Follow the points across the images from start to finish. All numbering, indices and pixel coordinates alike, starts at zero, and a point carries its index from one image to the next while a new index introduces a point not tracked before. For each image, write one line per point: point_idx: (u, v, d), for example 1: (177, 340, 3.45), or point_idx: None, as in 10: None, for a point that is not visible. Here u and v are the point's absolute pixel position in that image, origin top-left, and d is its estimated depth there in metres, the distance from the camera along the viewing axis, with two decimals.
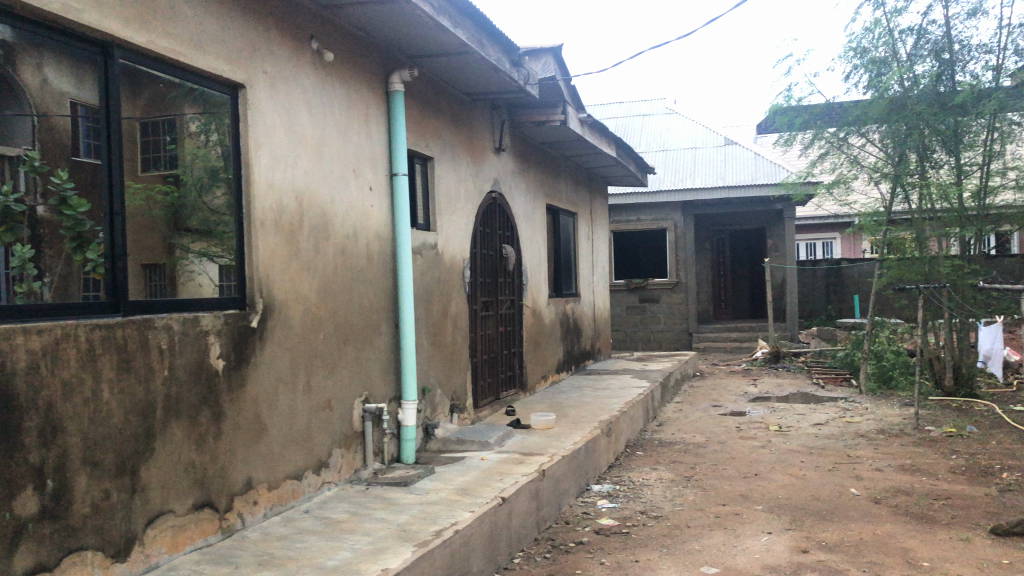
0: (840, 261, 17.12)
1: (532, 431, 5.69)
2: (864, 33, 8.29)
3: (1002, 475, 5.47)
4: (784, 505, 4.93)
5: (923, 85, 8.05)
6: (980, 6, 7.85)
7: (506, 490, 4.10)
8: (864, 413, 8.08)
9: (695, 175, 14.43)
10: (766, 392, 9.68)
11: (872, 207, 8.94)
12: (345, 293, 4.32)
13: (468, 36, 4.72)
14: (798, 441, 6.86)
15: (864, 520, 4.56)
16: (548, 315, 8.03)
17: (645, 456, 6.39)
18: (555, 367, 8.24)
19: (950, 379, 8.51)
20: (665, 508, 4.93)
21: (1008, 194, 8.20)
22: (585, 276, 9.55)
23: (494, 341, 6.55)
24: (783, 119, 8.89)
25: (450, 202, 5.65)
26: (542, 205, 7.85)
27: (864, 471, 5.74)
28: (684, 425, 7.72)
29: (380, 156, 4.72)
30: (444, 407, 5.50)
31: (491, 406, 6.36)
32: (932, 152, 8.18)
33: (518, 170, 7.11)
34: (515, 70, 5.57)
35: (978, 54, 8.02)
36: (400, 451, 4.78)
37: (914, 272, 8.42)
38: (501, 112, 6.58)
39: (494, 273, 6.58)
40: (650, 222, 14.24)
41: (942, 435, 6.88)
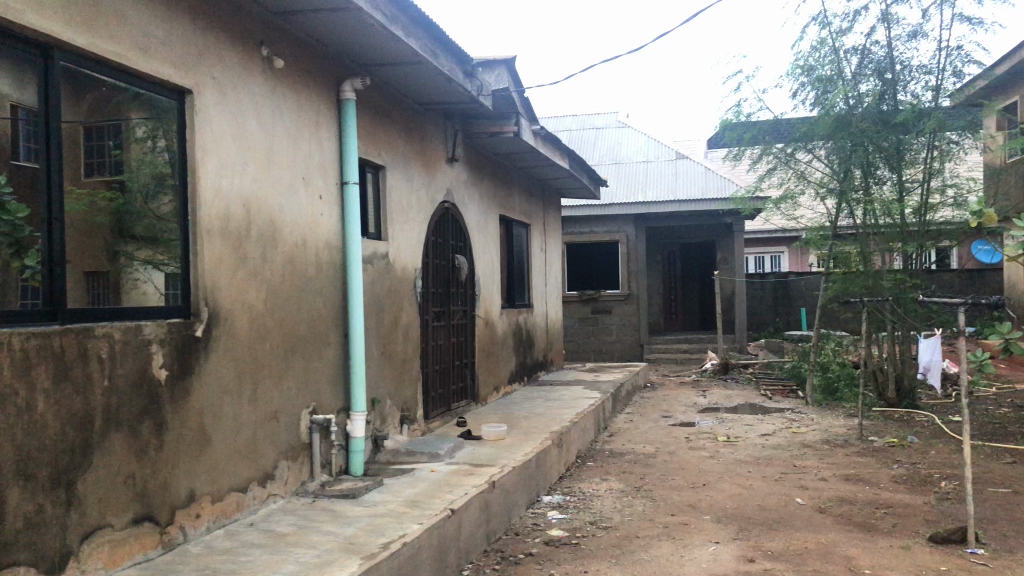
0: (787, 274, 17.45)
1: (483, 442, 5.67)
2: (810, 51, 8.47)
3: (941, 484, 5.61)
4: (731, 514, 4.99)
5: (867, 103, 8.25)
6: (920, 28, 8.11)
7: (455, 501, 4.07)
8: (809, 423, 8.23)
9: (647, 188, 14.60)
10: (715, 402, 9.81)
11: (819, 222, 9.14)
12: (294, 302, 4.27)
13: (422, 46, 4.71)
14: (746, 452, 6.95)
15: (808, 529, 4.64)
16: (501, 326, 8.04)
17: (596, 466, 6.41)
18: (508, 377, 8.23)
19: (893, 390, 8.75)
20: (615, 518, 4.95)
21: (947, 211, 8.45)
22: (538, 286, 9.58)
23: (446, 352, 6.53)
24: (733, 135, 9.04)
25: (402, 212, 5.62)
26: (495, 215, 7.86)
27: (809, 481, 5.84)
28: (635, 435, 7.77)
29: (330, 164, 4.68)
30: (394, 419, 5.46)
31: (442, 417, 6.33)
32: (876, 169, 8.40)
33: (471, 181, 7.11)
34: (468, 81, 5.56)
35: (919, 75, 8.25)
36: (349, 463, 4.73)
37: (858, 285, 8.62)
38: (454, 122, 6.58)
39: (447, 283, 6.57)
40: (603, 234, 14.35)
41: (884, 445, 7.04)
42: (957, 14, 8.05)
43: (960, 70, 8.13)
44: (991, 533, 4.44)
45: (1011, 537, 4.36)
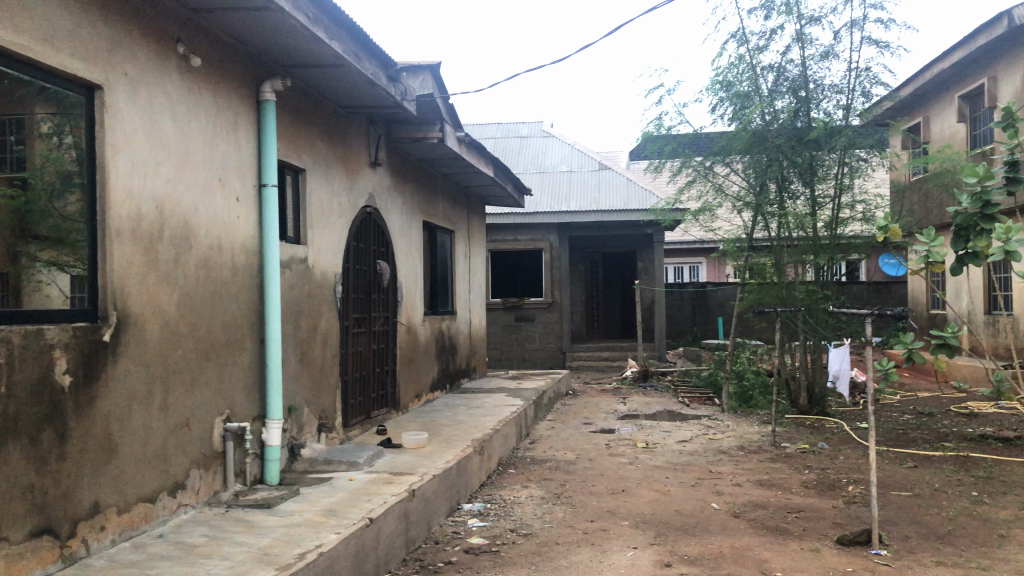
0: (705, 284, 17.88)
1: (404, 450, 5.62)
2: (729, 68, 8.70)
3: (849, 489, 5.81)
4: (648, 520, 5.07)
5: (782, 120, 8.52)
6: (832, 49, 8.44)
7: (374, 510, 4.01)
8: (725, 430, 8.43)
9: (571, 197, 14.76)
10: (635, 410, 9.94)
11: (735, 234, 9.43)
12: (208, 307, 4.15)
13: (344, 48, 4.65)
14: (664, 458, 7.08)
15: (723, 533, 4.73)
16: (423, 333, 7.97)
17: (517, 474, 6.41)
18: (429, 385, 8.17)
19: (805, 398, 9.05)
20: (535, 525, 4.96)
21: (856, 225, 8.81)
22: (462, 293, 9.55)
23: (366, 359, 6.44)
24: (653, 147, 9.20)
25: (322, 216, 5.53)
26: (418, 221, 7.81)
27: (724, 486, 5.97)
28: (556, 443, 7.81)
29: (248, 166, 4.57)
30: (311, 427, 5.36)
31: (361, 425, 6.24)
32: (790, 183, 8.68)
33: (394, 186, 7.05)
34: (392, 86, 5.52)
35: (831, 94, 8.58)
36: (263, 472, 4.62)
37: (772, 296, 8.77)
38: (377, 126, 6.53)
39: (367, 289, 6.49)
40: (527, 242, 14.44)
41: (795, 451, 7.26)
42: (866, 37, 8.41)
43: (869, 90, 8.50)
44: (894, 535, 4.62)
45: (913, 539, 4.54)
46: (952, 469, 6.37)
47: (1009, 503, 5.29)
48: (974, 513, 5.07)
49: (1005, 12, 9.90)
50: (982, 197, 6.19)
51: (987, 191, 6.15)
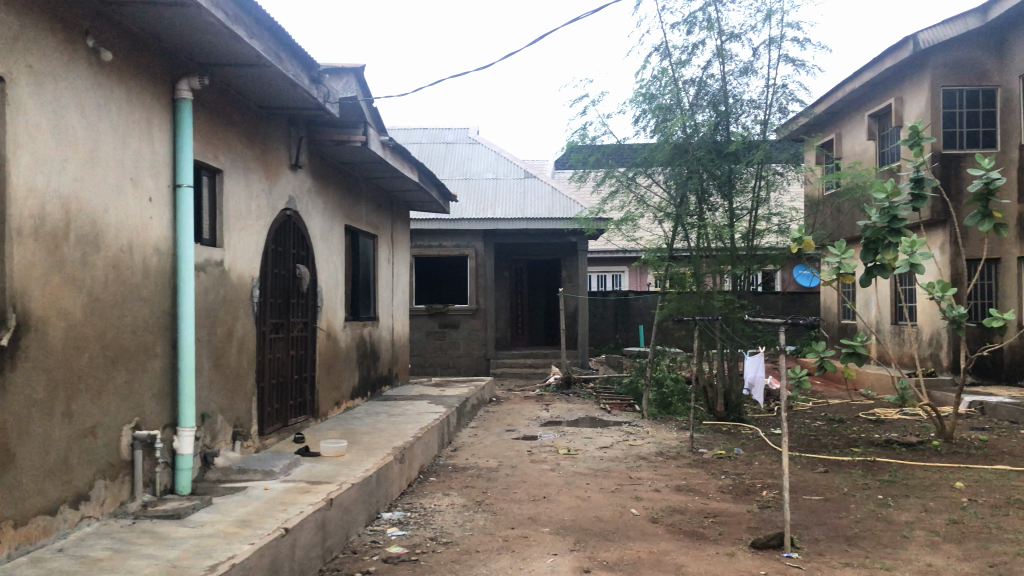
0: (627, 293, 18.17)
1: (321, 459, 5.51)
2: (652, 81, 8.86)
3: (762, 493, 5.97)
4: (569, 526, 5.10)
5: (703, 133, 8.72)
6: (751, 65, 8.70)
7: (289, 521, 3.92)
8: (645, 436, 8.55)
9: (496, 204, 14.79)
10: (557, 416, 10.02)
11: (656, 244, 9.60)
12: (117, 311, 4.00)
13: (265, 48, 4.56)
14: (585, 464, 7.14)
15: (641, 539, 4.79)
16: (344, 338, 7.85)
17: (438, 482, 6.36)
18: (350, 392, 8.05)
19: (722, 405, 9.26)
20: (456, 533, 4.93)
21: (771, 237, 9.08)
22: (384, 299, 9.44)
23: (284, 365, 6.30)
24: (578, 156, 9.31)
25: (239, 218, 5.40)
26: (340, 225, 7.69)
27: (643, 492, 6.06)
28: (478, 450, 7.80)
29: (162, 166, 4.43)
30: (226, 435, 5.21)
31: (278, 433, 6.11)
32: (709, 196, 8.89)
33: (315, 189, 6.93)
34: (314, 88, 5.44)
35: (749, 109, 8.83)
36: (174, 481, 4.46)
37: (692, 304, 9.00)
38: (299, 128, 6.42)
39: (286, 294, 6.35)
40: (452, 249, 14.38)
41: (712, 456, 7.42)
42: (783, 56, 8.69)
43: (785, 107, 8.78)
44: (805, 538, 4.76)
45: (822, 542, 4.68)
46: (859, 473, 6.61)
47: (911, 505, 5.52)
48: (879, 515, 5.27)
49: (911, 36, 10.42)
50: (890, 211, 6.47)
51: (895, 206, 6.45)
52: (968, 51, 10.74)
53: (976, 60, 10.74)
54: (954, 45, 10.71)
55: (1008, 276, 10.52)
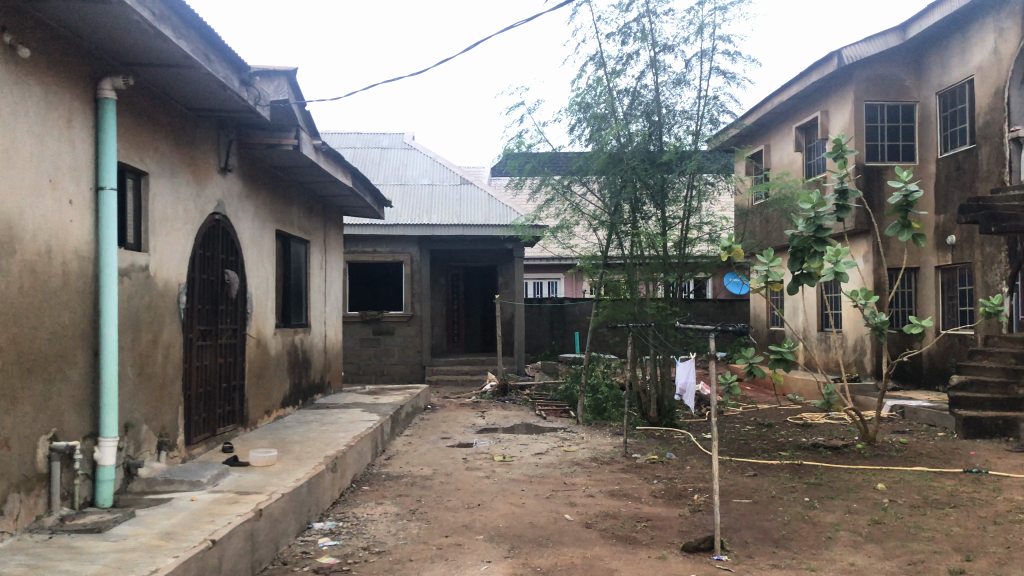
0: (563, 300, 18.34)
1: (251, 469, 5.40)
2: (587, 90, 8.96)
3: (693, 497, 6.06)
4: (503, 533, 5.10)
5: (636, 143, 8.85)
6: (683, 77, 8.88)
7: (217, 532, 3.83)
8: (579, 442, 8.61)
9: (432, 210, 14.74)
10: (493, 423, 10.01)
11: (591, 251, 9.67)
12: (34, 318, 3.85)
13: (193, 49, 4.47)
14: (520, 471, 7.15)
15: (575, 544, 4.82)
16: (274, 346, 7.69)
17: (371, 491, 6.28)
18: (280, 401, 7.89)
19: (655, 410, 9.39)
20: (388, 542, 4.88)
21: (703, 246, 9.28)
22: (316, 305, 9.31)
23: (211, 373, 6.15)
24: (514, 164, 9.33)
25: (165, 222, 5.25)
26: (270, 230, 7.56)
27: (577, 498, 6.10)
28: (413, 458, 7.74)
29: (84, 168, 4.29)
30: (150, 445, 5.06)
31: (205, 442, 5.95)
32: (643, 205, 9.02)
33: (245, 193, 6.80)
34: (244, 90, 5.35)
35: (681, 119, 8.99)
36: (95, 493, 4.31)
37: (625, 312, 9.15)
38: (228, 131, 6.28)
39: (213, 300, 6.20)
40: (386, 255, 14.30)
41: (645, 462, 7.51)
42: (714, 68, 8.88)
43: (716, 118, 8.97)
44: (735, 540, 4.85)
45: (751, 544, 4.78)
46: (786, 476, 6.78)
47: (836, 507, 5.68)
48: (805, 517, 5.41)
49: (836, 51, 10.79)
50: (815, 222, 6.65)
51: (820, 217, 6.62)
52: (888, 68, 11.15)
53: (896, 76, 11.16)
54: (875, 62, 11.11)
55: (926, 284, 10.96)
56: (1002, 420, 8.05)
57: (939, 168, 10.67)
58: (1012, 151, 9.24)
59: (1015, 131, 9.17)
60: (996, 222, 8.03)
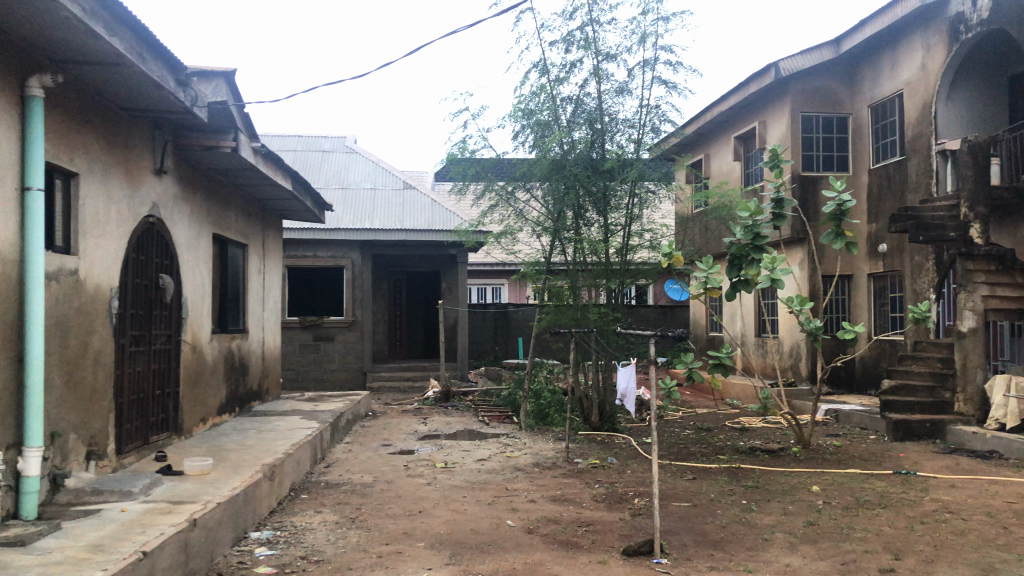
0: (506, 306, 18.38)
1: (185, 478, 5.27)
2: (531, 96, 9.00)
3: (634, 501, 6.12)
4: (444, 540, 5.06)
5: (579, 150, 8.91)
6: (625, 86, 9.00)
7: (148, 543, 3.72)
8: (522, 447, 8.63)
9: (374, 215, 14.61)
10: (435, 430, 9.96)
11: (534, 257, 9.70)
12: None
13: (126, 47, 4.37)
14: (462, 477, 7.12)
15: (517, 550, 4.82)
16: (209, 352, 7.52)
17: (309, 499, 6.18)
18: (216, 408, 7.72)
19: (596, 415, 9.46)
20: (327, 551, 4.81)
21: (644, 253, 9.38)
22: (254, 311, 9.15)
23: (145, 380, 5.99)
24: (457, 169, 9.30)
25: (96, 224, 5.10)
26: (207, 234, 7.39)
27: (519, 503, 6.10)
28: (353, 465, 7.65)
29: (8, 166, 4.14)
30: (79, 455, 4.90)
31: (137, 451, 5.79)
32: (585, 212, 9.08)
33: (180, 196, 6.65)
34: (180, 90, 5.24)
35: (623, 127, 9.11)
36: (18, 506, 4.15)
37: (568, 317, 9.10)
38: (163, 132, 6.14)
39: (147, 305, 6.05)
40: (327, 259, 14.13)
41: (587, 466, 7.56)
42: (656, 77, 9.01)
43: (657, 127, 9.08)
44: (674, 543, 4.91)
45: (690, 547, 4.84)
46: (724, 479, 6.89)
47: (772, 509, 5.79)
48: (742, 520, 5.51)
49: (773, 63, 11.06)
50: (753, 230, 6.78)
51: (757, 225, 6.75)
52: (823, 80, 11.46)
53: (830, 89, 11.48)
54: (811, 75, 11.42)
55: (859, 291, 11.29)
56: (930, 423, 8.32)
57: (872, 178, 11.00)
58: (938, 163, 9.49)
59: (942, 143, 9.46)
60: (923, 231, 8.29)
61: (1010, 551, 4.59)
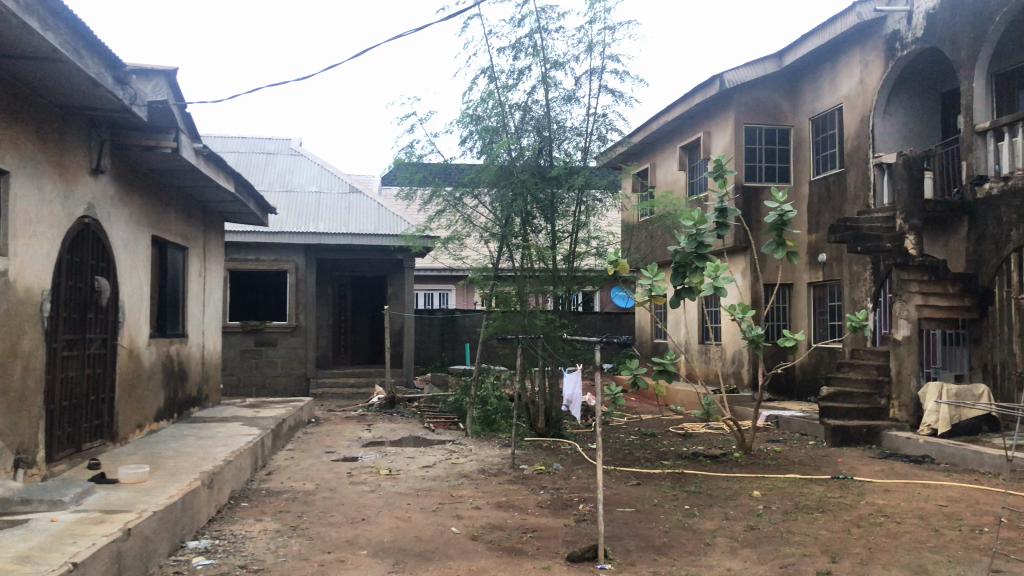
0: (453, 311, 18.33)
1: (119, 486, 5.12)
2: (479, 102, 9.01)
3: (579, 507, 6.14)
4: (387, 548, 5.01)
5: (527, 157, 8.93)
6: (573, 94, 9.07)
7: (79, 554, 3.60)
8: (467, 454, 8.60)
9: (319, 218, 14.44)
10: (379, 436, 9.86)
11: (482, 263, 9.68)
12: None
13: (62, 43, 4.25)
14: (406, 484, 7.06)
15: (461, 557, 4.79)
16: (147, 357, 7.33)
17: (249, 508, 6.05)
18: (153, 415, 7.52)
19: (542, 421, 9.48)
20: (267, 560, 4.71)
21: (591, 260, 9.43)
22: (194, 315, 8.94)
23: (78, 386, 5.82)
24: (404, 174, 9.26)
25: (28, 225, 4.94)
26: (145, 235, 7.21)
27: (464, 510, 6.07)
28: (294, 473, 7.52)
29: None
30: (5, 463, 4.72)
31: (69, 459, 5.61)
32: (533, 219, 9.10)
33: (118, 197, 6.48)
34: (118, 88, 5.12)
35: (571, 135, 9.15)
36: None
37: (516, 323, 9.18)
38: (100, 131, 5.97)
39: (81, 308, 5.87)
40: (270, 263, 13.93)
41: (532, 473, 7.56)
42: (603, 86, 9.09)
43: (604, 135, 9.18)
44: (618, 549, 4.93)
45: (633, 552, 4.87)
46: (668, 485, 6.95)
47: (714, 514, 5.87)
48: (685, 525, 5.57)
49: (718, 75, 11.25)
50: (696, 238, 6.88)
51: (701, 233, 6.86)
52: (766, 93, 11.71)
53: (773, 101, 11.73)
54: (755, 87, 11.65)
55: (799, 299, 11.55)
56: (866, 429, 8.52)
57: (812, 189, 11.26)
58: (876, 175, 9.73)
59: (879, 157, 9.72)
60: (861, 242, 8.59)
61: (940, 553, 4.73)
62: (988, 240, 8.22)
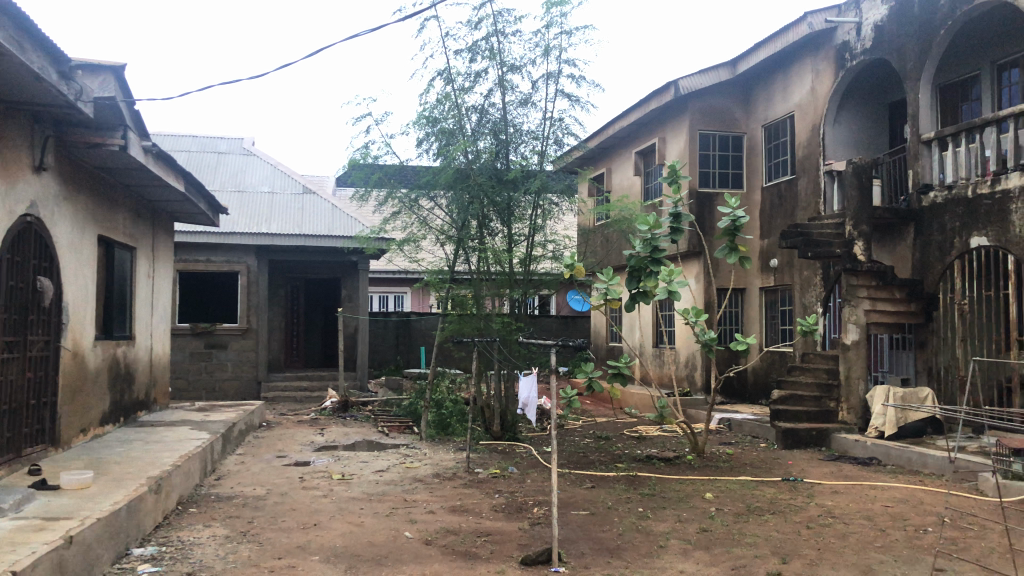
0: (408, 314, 18.27)
1: (60, 492, 4.98)
2: (435, 104, 8.98)
3: (533, 510, 6.14)
4: (340, 553, 4.95)
5: (483, 159, 8.93)
6: (529, 97, 9.09)
7: (18, 563, 3.49)
8: (422, 458, 8.54)
9: (272, 219, 14.25)
10: (332, 441, 9.74)
11: (437, 266, 9.60)
12: None
13: (4, 36, 4.13)
14: (359, 489, 6.98)
15: (414, 561, 4.76)
16: (91, 359, 7.15)
17: (198, 513, 5.94)
18: (98, 419, 7.34)
19: (498, 424, 9.46)
20: (216, 567, 4.62)
21: (547, 263, 9.44)
22: (141, 316, 8.76)
23: (18, 389, 5.65)
24: (359, 175, 9.21)
25: None
26: (90, 235, 7.02)
27: (417, 514, 6.02)
28: (244, 477, 7.39)
29: None
30: None
31: (8, 464, 5.44)
32: (490, 221, 9.08)
33: (61, 195, 6.30)
34: (63, 83, 4.99)
35: (528, 139, 9.18)
36: None
37: (472, 326, 9.17)
38: (44, 127, 5.81)
39: (22, 310, 5.69)
40: (221, 264, 13.73)
41: (487, 476, 7.54)
42: (560, 91, 9.12)
43: (561, 139, 9.22)
44: (572, 552, 4.94)
45: (587, 555, 4.87)
46: (621, 487, 6.98)
47: (667, 516, 5.92)
48: (638, 527, 5.60)
49: (673, 81, 11.37)
50: (652, 243, 6.92)
51: (655, 238, 6.91)
52: (720, 99, 11.87)
53: (726, 108, 11.90)
54: (709, 94, 11.79)
55: (751, 304, 11.72)
56: (816, 431, 8.66)
57: (764, 195, 11.45)
58: (826, 182, 9.93)
59: (829, 164, 9.91)
60: (812, 248, 8.75)
61: (886, 552, 4.83)
62: (933, 246, 8.41)
